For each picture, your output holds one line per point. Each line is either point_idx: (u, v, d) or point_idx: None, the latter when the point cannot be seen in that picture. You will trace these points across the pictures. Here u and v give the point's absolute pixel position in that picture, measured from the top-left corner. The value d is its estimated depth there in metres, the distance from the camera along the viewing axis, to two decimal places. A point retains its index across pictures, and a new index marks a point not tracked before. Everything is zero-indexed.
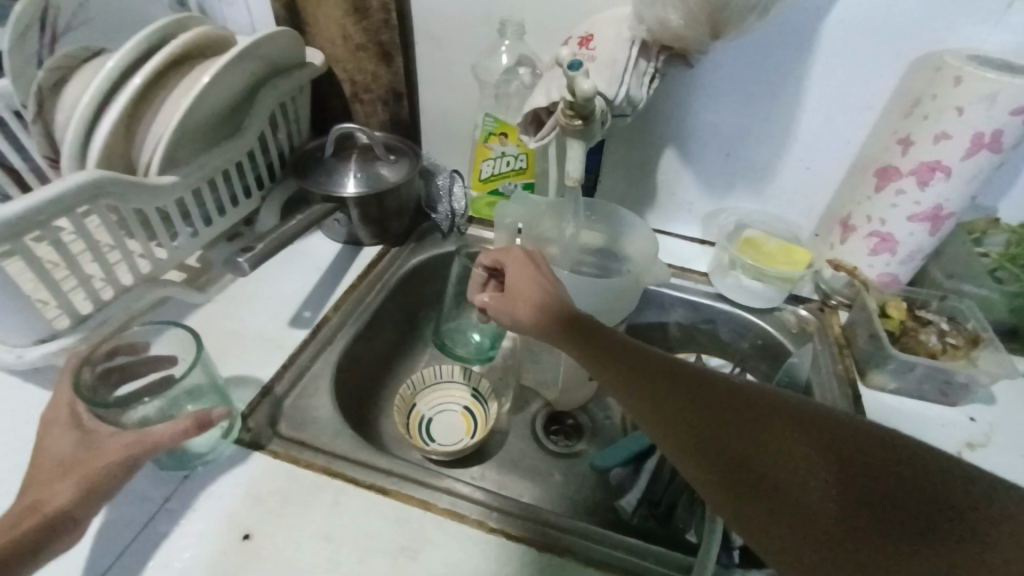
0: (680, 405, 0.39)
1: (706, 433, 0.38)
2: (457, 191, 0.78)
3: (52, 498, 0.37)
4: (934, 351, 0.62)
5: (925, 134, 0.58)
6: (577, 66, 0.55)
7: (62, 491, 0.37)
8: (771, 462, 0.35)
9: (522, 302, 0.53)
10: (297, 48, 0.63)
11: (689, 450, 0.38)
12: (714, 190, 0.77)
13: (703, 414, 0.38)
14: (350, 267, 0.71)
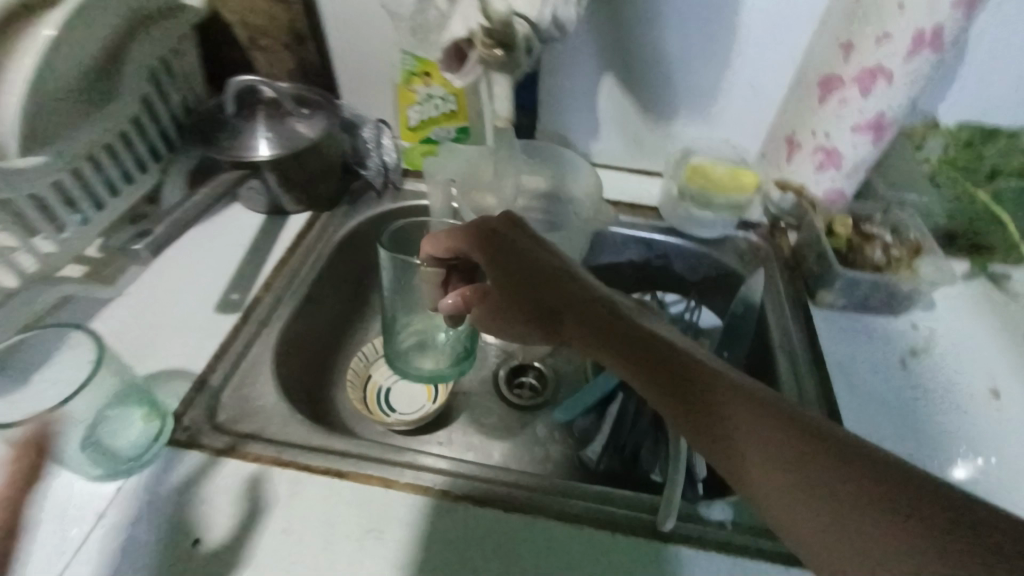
0: (700, 382, 0.34)
1: (723, 423, 0.32)
2: (386, 143, 0.72)
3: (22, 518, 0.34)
4: (879, 265, 0.61)
5: (867, 37, 0.54)
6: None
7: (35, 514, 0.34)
8: (807, 471, 0.29)
9: (500, 285, 0.46)
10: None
11: (706, 432, 0.33)
12: (657, 117, 0.72)
13: (708, 385, 0.34)
14: (278, 239, 0.66)
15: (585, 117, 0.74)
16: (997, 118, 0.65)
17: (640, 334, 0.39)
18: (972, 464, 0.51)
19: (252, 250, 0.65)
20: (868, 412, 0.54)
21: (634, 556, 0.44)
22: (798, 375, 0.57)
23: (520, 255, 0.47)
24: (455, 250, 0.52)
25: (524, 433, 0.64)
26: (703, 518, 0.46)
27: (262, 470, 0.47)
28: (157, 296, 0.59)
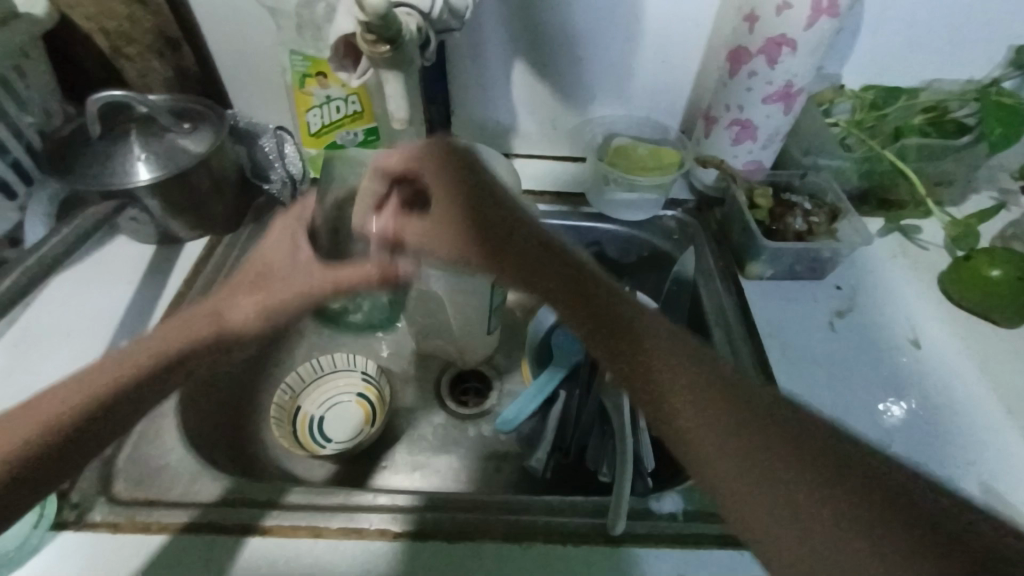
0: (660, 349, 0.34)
1: (698, 415, 0.31)
2: (289, 152, 0.66)
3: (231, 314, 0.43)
4: (801, 233, 0.61)
5: (768, 5, 0.54)
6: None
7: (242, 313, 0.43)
8: (791, 475, 0.28)
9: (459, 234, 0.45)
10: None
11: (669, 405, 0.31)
12: (574, 101, 0.70)
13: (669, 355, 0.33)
14: (173, 270, 0.60)
15: (500, 106, 0.71)
16: (896, 77, 0.67)
17: (613, 300, 0.37)
18: (900, 412, 0.52)
19: (145, 285, 0.58)
20: (802, 377, 0.55)
21: (586, 564, 0.42)
22: (734, 350, 0.57)
23: (491, 193, 0.45)
24: (412, 169, 0.47)
25: (471, 442, 0.62)
26: (655, 513, 0.45)
27: (170, 540, 0.42)
28: (28, 352, 0.52)
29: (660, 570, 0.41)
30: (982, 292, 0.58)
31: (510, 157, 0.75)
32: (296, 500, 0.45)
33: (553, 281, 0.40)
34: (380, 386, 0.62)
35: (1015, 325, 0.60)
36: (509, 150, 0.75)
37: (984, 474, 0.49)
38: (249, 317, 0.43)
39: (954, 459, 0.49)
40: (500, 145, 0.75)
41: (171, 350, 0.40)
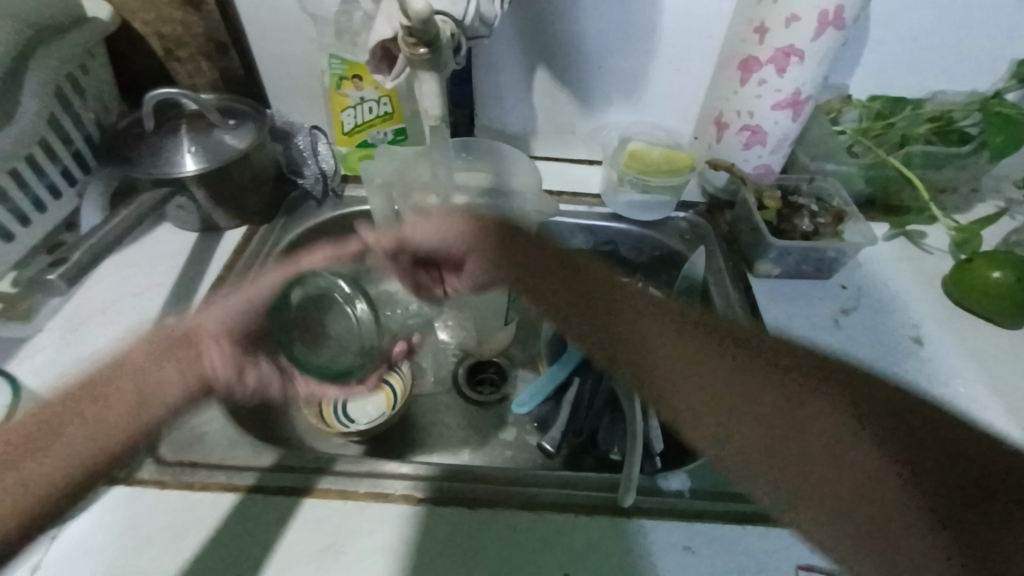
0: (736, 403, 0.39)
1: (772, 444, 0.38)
2: (322, 149, 0.71)
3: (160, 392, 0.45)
4: (807, 233, 0.64)
5: (776, 17, 0.57)
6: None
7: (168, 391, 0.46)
8: (846, 451, 0.37)
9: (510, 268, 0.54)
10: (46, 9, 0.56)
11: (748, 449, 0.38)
12: (592, 106, 0.74)
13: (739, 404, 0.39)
14: (214, 257, 0.65)
15: (521, 110, 0.74)
16: (901, 88, 0.70)
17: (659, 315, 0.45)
18: None
19: (188, 271, 0.63)
20: None
21: (595, 534, 0.44)
22: None
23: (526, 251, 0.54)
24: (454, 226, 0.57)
25: (488, 427, 0.65)
26: (662, 491, 0.47)
27: (210, 499, 0.46)
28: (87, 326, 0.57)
29: (667, 542, 0.44)
30: (982, 293, 0.60)
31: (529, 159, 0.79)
32: (324, 465, 0.48)
33: (614, 316, 0.46)
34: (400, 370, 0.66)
35: (1016, 326, 0.61)
36: (529, 152, 0.79)
37: None
38: (171, 399, 0.46)
39: None
40: (521, 147, 0.79)
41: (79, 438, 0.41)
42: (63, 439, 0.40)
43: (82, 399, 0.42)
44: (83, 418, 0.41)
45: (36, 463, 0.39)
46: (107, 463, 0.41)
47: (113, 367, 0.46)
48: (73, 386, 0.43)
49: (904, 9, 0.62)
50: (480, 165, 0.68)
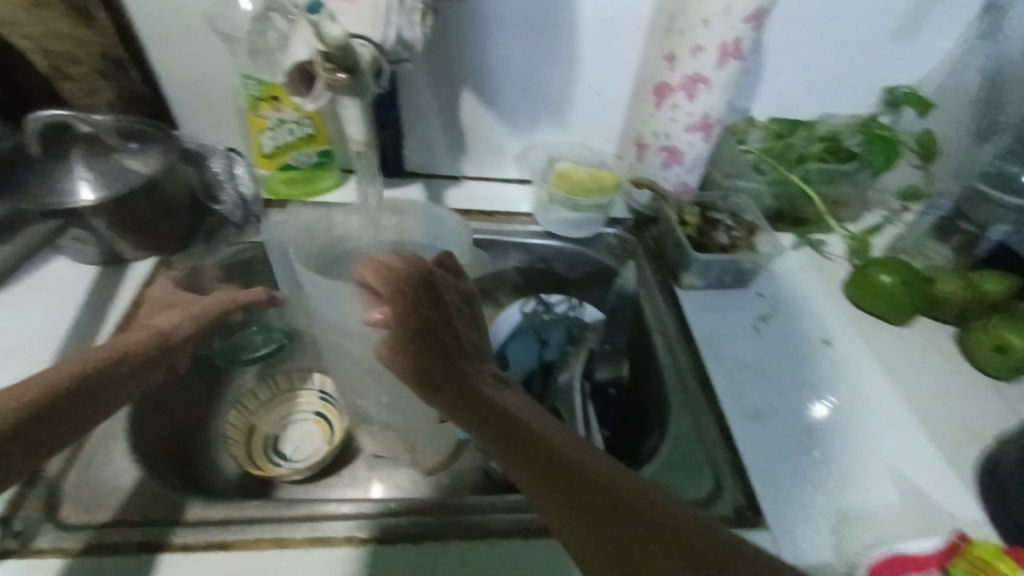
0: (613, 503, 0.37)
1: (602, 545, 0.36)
2: (239, 173, 0.65)
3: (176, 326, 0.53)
4: (725, 246, 0.68)
5: (684, 47, 0.61)
6: (320, 8, 0.44)
7: (184, 324, 0.53)
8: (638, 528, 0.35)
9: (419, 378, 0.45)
10: None
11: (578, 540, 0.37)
12: (519, 128, 0.75)
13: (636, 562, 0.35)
14: (118, 292, 0.59)
15: (449, 131, 0.74)
16: (796, 111, 0.77)
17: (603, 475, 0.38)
18: (830, 409, 0.57)
19: (88, 309, 0.57)
20: (732, 373, 0.60)
21: (544, 558, 0.44)
22: (673, 354, 0.62)
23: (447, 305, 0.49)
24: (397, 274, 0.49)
25: None
26: None
27: (125, 561, 0.41)
28: None
29: None
30: (877, 295, 0.66)
31: (460, 180, 0.79)
32: (261, 515, 0.45)
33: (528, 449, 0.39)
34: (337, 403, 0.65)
35: (907, 323, 0.68)
36: (460, 173, 0.79)
37: (892, 459, 0.53)
38: (181, 326, 0.53)
39: (871, 446, 0.54)
40: (451, 168, 0.79)
41: (118, 351, 0.47)
42: (43, 385, 0.40)
43: (92, 366, 0.44)
44: (89, 369, 0.44)
45: (28, 408, 0.39)
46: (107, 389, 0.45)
47: (124, 352, 0.47)
48: (69, 364, 0.43)
49: (793, 42, 0.69)
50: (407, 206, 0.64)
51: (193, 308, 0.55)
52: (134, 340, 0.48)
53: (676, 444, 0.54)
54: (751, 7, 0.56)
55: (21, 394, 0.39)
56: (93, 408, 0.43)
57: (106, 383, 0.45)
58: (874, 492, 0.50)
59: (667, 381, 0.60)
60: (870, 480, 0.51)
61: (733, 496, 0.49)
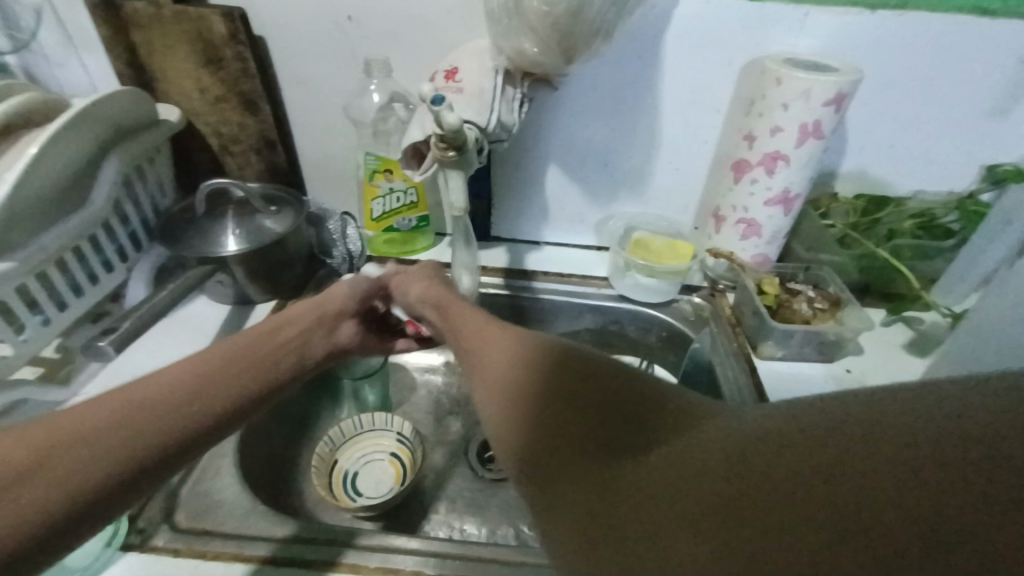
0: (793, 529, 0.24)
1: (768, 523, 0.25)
2: (351, 233, 0.76)
3: (340, 328, 0.55)
4: (807, 317, 0.67)
5: (763, 128, 0.64)
6: (441, 100, 0.53)
7: (348, 327, 0.56)
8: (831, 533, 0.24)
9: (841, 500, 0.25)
10: (143, 105, 0.65)
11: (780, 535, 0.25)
12: (599, 199, 0.80)
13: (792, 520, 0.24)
14: (244, 327, 0.69)
15: (535, 201, 0.81)
16: (883, 187, 0.76)
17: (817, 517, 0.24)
18: None
19: (218, 339, 0.67)
20: None
21: None
22: None
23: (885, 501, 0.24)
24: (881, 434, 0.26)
25: (495, 505, 0.66)
26: None
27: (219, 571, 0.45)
28: None
29: None
30: None
31: (540, 245, 0.86)
32: (342, 537, 0.48)
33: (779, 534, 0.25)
34: (412, 447, 0.68)
35: None
36: (539, 238, 0.85)
37: None
38: (349, 335, 0.56)
39: None
40: (534, 234, 0.85)
41: (259, 343, 0.46)
42: (227, 374, 0.42)
43: (233, 365, 0.43)
44: (227, 373, 0.43)
45: (85, 448, 0.35)
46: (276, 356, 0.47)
47: (261, 337, 0.47)
48: (171, 370, 0.40)
49: (878, 125, 0.70)
50: (785, 391, 0.64)
51: (300, 306, 0.53)
52: (295, 317, 0.51)
53: None
54: (831, 92, 0.59)
55: (165, 376, 0.40)
56: (242, 355, 0.45)
57: (263, 369, 0.45)
58: None
59: None
60: None
61: None
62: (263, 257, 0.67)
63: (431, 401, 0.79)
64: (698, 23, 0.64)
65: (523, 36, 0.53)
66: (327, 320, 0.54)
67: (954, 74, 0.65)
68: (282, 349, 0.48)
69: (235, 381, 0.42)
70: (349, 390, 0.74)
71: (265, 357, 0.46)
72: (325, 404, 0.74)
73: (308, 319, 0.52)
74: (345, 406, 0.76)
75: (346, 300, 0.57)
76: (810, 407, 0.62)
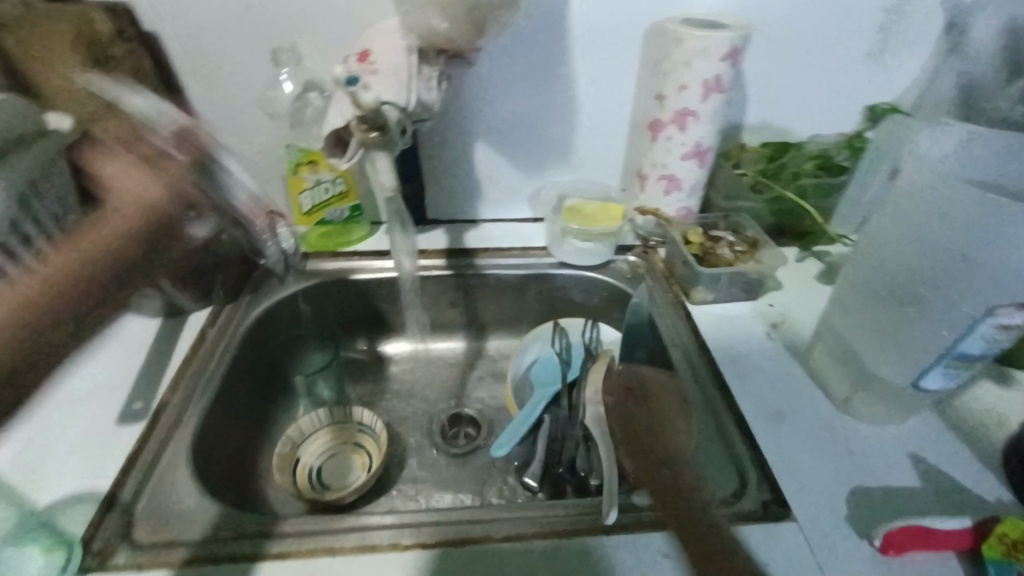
0: None
1: None
2: (282, 231, 0.74)
3: (165, 165, 0.62)
4: (730, 260, 0.73)
5: (671, 86, 0.68)
6: (356, 80, 0.56)
7: (172, 162, 0.63)
8: None
9: None
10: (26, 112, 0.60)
11: None
12: (530, 171, 0.82)
13: None
14: (180, 337, 0.66)
15: (467, 179, 0.82)
16: (785, 134, 0.82)
17: None
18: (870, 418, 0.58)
19: (153, 353, 0.64)
20: (750, 377, 0.63)
21: (577, 556, 0.46)
22: (690, 363, 0.65)
23: None
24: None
25: (464, 478, 0.67)
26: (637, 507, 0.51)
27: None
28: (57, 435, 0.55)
29: (647, 552, 0.46)
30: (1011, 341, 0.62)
31: (478, 222, 0.87)
32: (315, 528, 0.48)
33: None
34: (375, 434, 0.68)
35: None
36: (476, 215, 0.86)
37: (912, 445, 0.56)
38: (156, 196, 0.59)
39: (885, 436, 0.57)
40: (471, 212, 0.86)
41: (108, 241, 0.55)
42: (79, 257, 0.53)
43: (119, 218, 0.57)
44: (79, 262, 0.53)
45: None
46: (164, 225, 0.61)
47: (121, 196, 0.58)
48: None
49: (774, 76, 0.76)
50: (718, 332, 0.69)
51: (132, 175, 0.60)
52: (143, 196, 0.58)
53: (699, 442, 0.57)
54: (726, 47, 0.63)
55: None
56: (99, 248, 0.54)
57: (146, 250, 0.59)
58: (889, 475, 0.53)
59: (686, 390, 0.62)
60: (892, 466, 0.54)
61: (757, 493, 0.51)
62: None
63: (389, 388, 0.79)
64: None
65: (432, 12, 0.53)
66: (178, 196, 0.61)
67: (831, 24, 0.72)
68: (130, 245, 0.57)
69: (122, 229, 0.57)
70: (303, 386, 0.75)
71: (121, 258, 0.55)
72: (278, 409, 0.73)
73: (137, 187, 0.59)
74: (300, 405, 0.75)
75: (165, 174, 0.61)
76: (741, 341, 0.68)
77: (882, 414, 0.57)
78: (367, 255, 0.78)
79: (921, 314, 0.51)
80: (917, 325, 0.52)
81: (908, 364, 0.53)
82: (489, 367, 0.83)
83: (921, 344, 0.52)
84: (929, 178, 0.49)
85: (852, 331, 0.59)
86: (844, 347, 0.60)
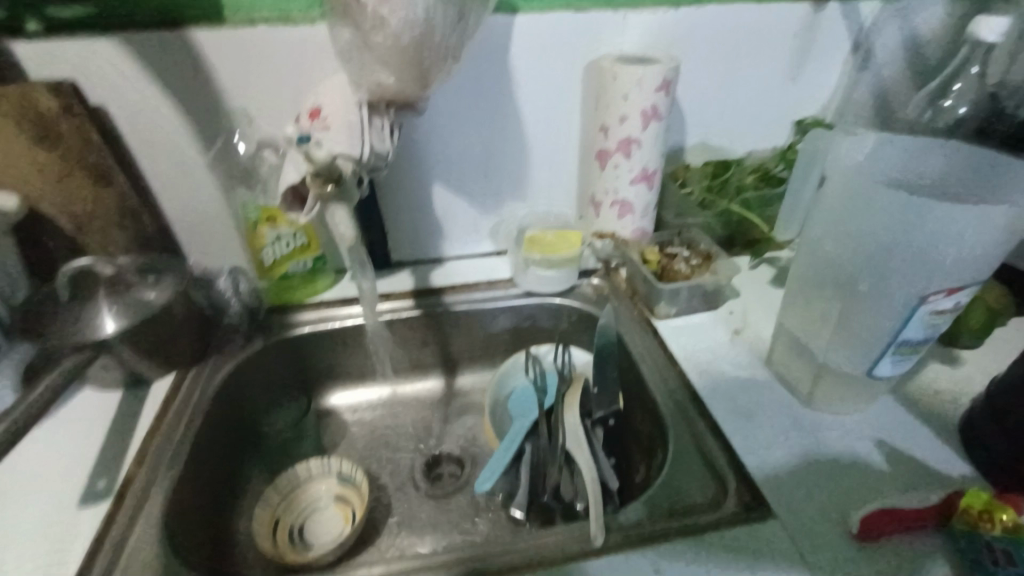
0: None
1: None
2: (243, 288, 0.73)
3: None
4: (688, 274, 0.75)
5: (613, 118, 0.72)
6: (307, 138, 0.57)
7: None
8: None
9: None
10: None
11: None
12: (488, 207, 0.84)
13: None
14: (144, 407, 0.64)
15: (428, 219, 0.84)
16: (723, 151, 0.87)
17: None
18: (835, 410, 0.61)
19: (115, 426, 0.62)
20: (719, 384, 0.65)
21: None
22: (661, 376, 0.67)
23: None
24: None
25: (452, 518, 0.66)
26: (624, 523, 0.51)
27: None
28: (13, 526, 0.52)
29: (638, 567, 0.47)
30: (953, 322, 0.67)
31: (443, 260, 0.88)
32: None
33: None
34: (355, 484, 0.66)
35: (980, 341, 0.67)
36: (441, 254, 0.88)
37: (876, 431, 0.58)
38: None
39: (851, 427, 0.59)
40: (434, 251, 0.87)
41: None
42: None
43: None
44: None
45: None
46: None
47: None
48: None
49: (705, 100, 0.81)
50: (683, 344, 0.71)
51: None
52: None
53: (679, 454, 0.57)
54: (659, 79, 0.68)
55: None
56: None
57: None
58: (860, 463, 0.55)
59: (660, 403, 0.64)
60: (861, 454, 0.56)
61: (738, 496, 0.52)
62: (149, 329, 0.63)
63: (367, 434, 0.78)
64: (538, 34, 0.71)
65: (379, 67, 0.55)
66: None
67: (749, 51, 0.78)
68: None
69: None
70: (282, 439, 0.75)
71: None
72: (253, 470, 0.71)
73: None
74: (277, 462, 0.73)
75: None
76: (707, 350, 0.70)
77: (843, 404, 0.60)
78: (333, 303, 0.78)
79: (864, 309, 0.54)
80: (861, 318, 0.55)
81: (859, 356, 0.56)
82: (467, 402, 0.82)
83: (869, 336, 0.55)
84: (854, 183, 0.53)
85: (806, 330, 0.62)
86: (802, 346, 0.63)
